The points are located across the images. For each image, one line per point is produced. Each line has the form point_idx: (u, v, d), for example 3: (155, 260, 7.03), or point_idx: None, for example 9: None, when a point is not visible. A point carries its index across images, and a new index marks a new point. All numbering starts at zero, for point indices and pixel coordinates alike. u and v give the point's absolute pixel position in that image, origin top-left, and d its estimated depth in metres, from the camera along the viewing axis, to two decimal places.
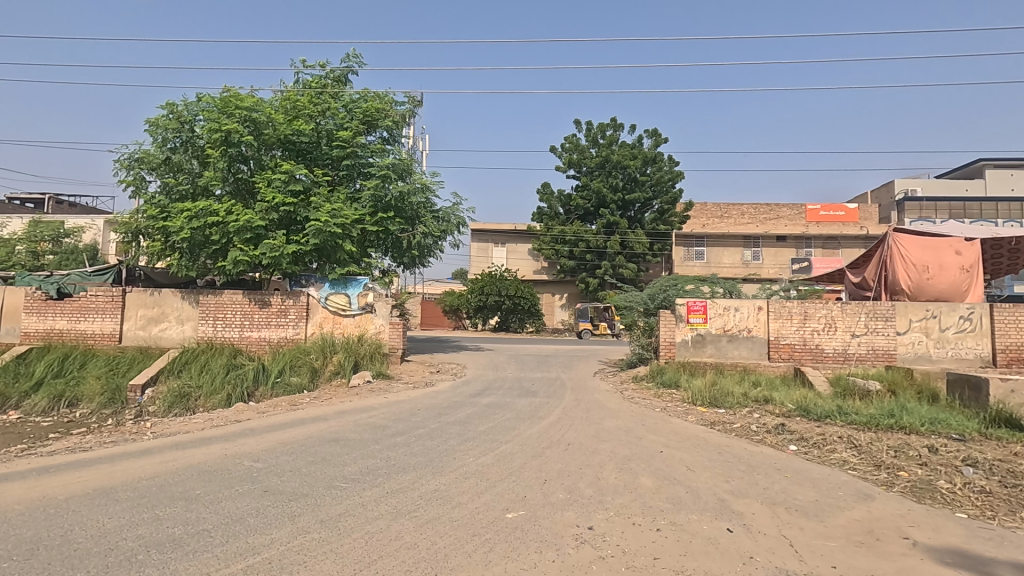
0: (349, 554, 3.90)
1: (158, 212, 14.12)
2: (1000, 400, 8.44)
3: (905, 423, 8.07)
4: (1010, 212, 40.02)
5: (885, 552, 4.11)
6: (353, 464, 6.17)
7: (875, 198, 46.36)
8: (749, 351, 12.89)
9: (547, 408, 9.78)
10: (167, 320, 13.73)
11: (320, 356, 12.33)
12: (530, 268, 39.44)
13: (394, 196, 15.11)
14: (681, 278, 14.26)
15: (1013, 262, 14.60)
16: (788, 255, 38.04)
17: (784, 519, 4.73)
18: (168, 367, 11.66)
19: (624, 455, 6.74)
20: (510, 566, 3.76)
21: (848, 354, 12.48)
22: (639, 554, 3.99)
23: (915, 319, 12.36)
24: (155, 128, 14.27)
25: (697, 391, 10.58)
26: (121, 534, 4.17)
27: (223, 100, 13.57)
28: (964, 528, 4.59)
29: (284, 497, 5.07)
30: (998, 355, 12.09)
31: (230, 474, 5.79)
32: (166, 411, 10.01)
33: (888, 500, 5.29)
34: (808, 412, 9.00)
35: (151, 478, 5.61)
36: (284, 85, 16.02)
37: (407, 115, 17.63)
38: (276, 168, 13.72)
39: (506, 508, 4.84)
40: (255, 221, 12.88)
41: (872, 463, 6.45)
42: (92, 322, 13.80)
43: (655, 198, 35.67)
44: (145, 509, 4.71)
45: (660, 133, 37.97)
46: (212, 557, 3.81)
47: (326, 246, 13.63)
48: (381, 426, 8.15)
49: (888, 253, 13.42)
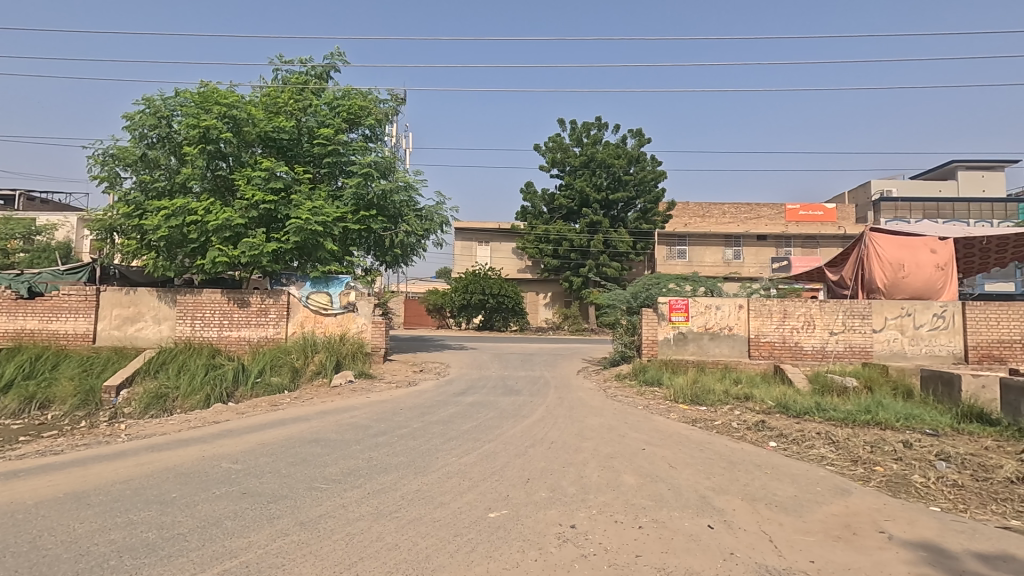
0: (329, 556, 3.85)
1: (134, 209, 13.89)
2: (973, 395, 8.72)
3: (881, 419, 8.25)
4: (983, 212, 40.85)
5: (862, 546, 4.18)
6: (335, 465, 6.10)
7: (853, 197, 47.08)
8: (731, 349, 13.04)
9: (531, 407, 9.73)
10: (144, 319, 13.44)
11: (301, 356, 12.17)
12: (513, 267, 39.52)
13: (377, 194, 14.97)
14: (664, 277, 14.46)
15: (983, 262, 15.03)
16: (769, 254, 38.53)
17: (764, 515, 4.79)
18: (144, 368, 11.45)
19: (607, 453, 6.76)
20: (492, 565, 3.74)
21: (826, 352, 12.69)
22: (621, 552, 3.99)
23: (891, 317, 12.61)
24: (131, 123, 13.96)
25: (678, 389, 10.67)
26: (92, 540, 4.06)
27: (202, 96, 13.36)
28: (937, 522, 4.68)
29: (264, 499, 4.99)
30: (970, 351, 12.39)
31: (207, 476, 5.68)
32: (142, 412, 9.85)
33: (865, 495, 5.39)
34: (787, 409, 9.13)
35: (125, 482, 5.47)
36: (263, 81, 15.77)
37: (390, 113, 17.55)
38: (256, 166, 13.53)
39: (488, 508, 4.81)
40: (233, 220, 12.66)
41: (849, 459, 6.56)
42: (65, 322, 13.43)
43: (638, 198, 36.03)
44: (119, 513, 4.59)
45: (643, 134, 36.33)
46: (188, 561, 3.74)
47: (307, 245, 13.42)
48: (363, 427, 8.04)
49: (865, 252, 13.70)
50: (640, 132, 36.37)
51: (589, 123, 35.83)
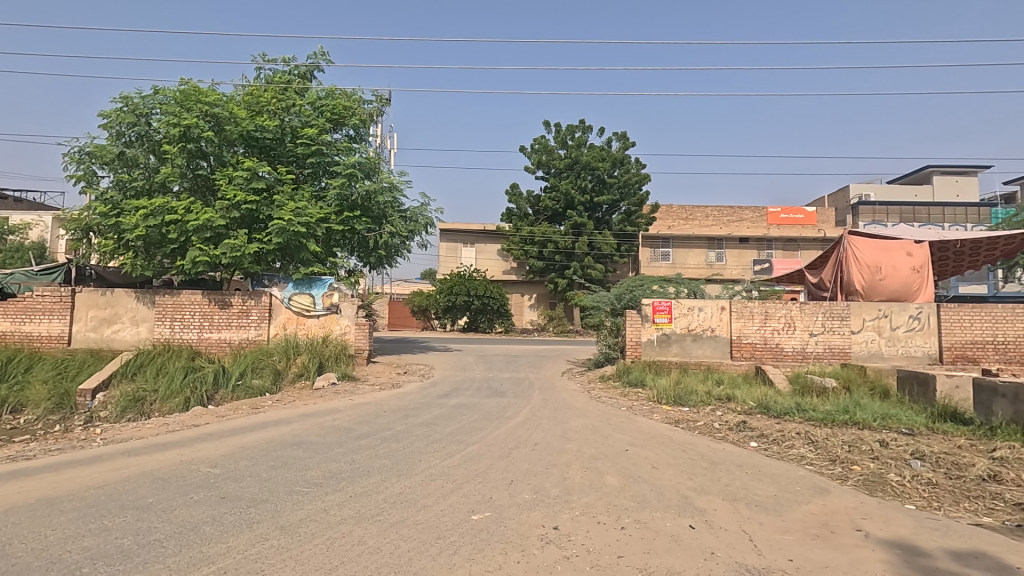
0: (310, 560, 3.81)
1: (111, 208, 13.62)
2: (947, 395, 8.93)
3: (859, 419, 8.39)
4: (957, 216, 41.78)
5: (839, 544, 4.25)
6: (316, 468, 6.03)
7: (832, 201, 47.86)
8: (713, 350, 13.18)
9: (516, 409, 9.75)
10: (121, 321, 13.18)
11: (283, 357, 12.06)
12: (499, 268, 39.54)
13: (361, 195, 14.86)
14: (648, 278, 14.59)
15: (957, 264, 15.42)
16: (751, 256, 39.05)
17: (745, 514, 4.84)
18: (121, 370, 11.25)
19: (590, 454, 6.78)
20: (475, 568, 3.74)
21: (806, 353, 12.89)
22: (604, 552, 4.01)
23: (868, 318, 12.85)
24: (107, 121, 13.69)
25: (661, 390, 10.77)
26: (65, 547, 3.96)
27: (182, 93, 13.14)
28: (912, 519, 4.78)
29: (243, 504, 4.91)
30: (945, 352, 12.67)
31: (185, 481, 5.58)
32: (119, 416, 9.65)
33: (842, 493, 5.49)
34: (768, 409, 9.25)
35: (100, 487, 5.35)
36: (245, 80, 15.57)
37: (374, 113, 17.44)
38: (237, 166, 13.34)
39: (471, 510, 4.79)
40: (214, 220, 12.47)
41: (828, 458, 6.68)
42: (39, 324, 13.10)
43: (623, 200, 36.24)
44: (92, 519, 4.49)
45: (627, 136, 36.56)
46: (165, 567, 3.68)
47: (290, 246, 13.28)
48: (346, 430, 7.95)
49: (843, 255, 13.95)
50: (625, 134, 36.55)
51: (574, 125, 36.00)
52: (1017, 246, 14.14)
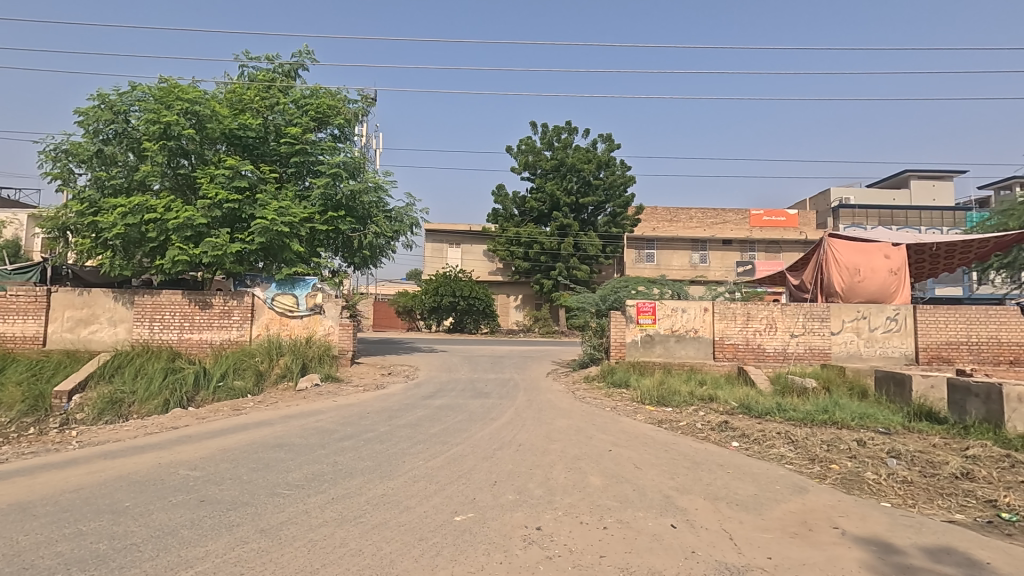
0: (290, 563, 3.78)
1: (88, 207, 13.38)
2: (922, 395, 9.11)
3: (838, 419, 8.53)
4: (934, 219, 42.67)
5: (817, 541, 4.32)
6: (298, 470, 5.97)
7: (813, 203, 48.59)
8: (696, 351, 13.30)
9: (501, 409, 9.77)
10: (98, 321, 12.93)
11: (265, 358, 11.93)
12: (484, 268, 39.54)
13: (345, 195, 14.77)
14: (633, 279, 14.73)
15: (933, 266, 15.72)
16: (734, 258, 39.55)
17: (726, 513, 4.90)
18: (99, 372, 11.05)
19: (574, 455, 6.81)
20: (457, 569, 3.73)
21: (787, 354, 13.09)
22: (586, 552, 4.03)
23: (847, 319, 13.08)
24: (84, 118, 13.42)
25: (645, 390, 10.86)
26: (37, 553, 3.88)
27: (162, 91, 12.95)
28: (887, 517, 4.87)
29: (223, 506, 4.86)
30: (921, 352, 12.94)
31: (164, 484, 5.49)
32: (96, 418, 9.37)
33: (820, 491, 5.58)
34: (750, 409, 9.36)
35: (75, 491, 5.24)
36: (228, 79, 15.40)
37: (360, 113, 17.34)
38: (219, 164, 13.18)
39: (454, 511, 4.78)
40: (195, 219, 12.30)
41: (807, 457, 6.77)
42: (13, 324, 12.78)
43: (608, 202, 36.46)
44: (67, 524, 4.40)
45: (613, 139, 36.74)
46: (142, 571, 3.62)
47: (273, 245, 13.14)
48: (329, 431, 7.90)
49: (823, 257, 14.17)
50: (611, 137, 36.74)
51: (560, 127, 36.08)
52: (990, 249, 14.42)
